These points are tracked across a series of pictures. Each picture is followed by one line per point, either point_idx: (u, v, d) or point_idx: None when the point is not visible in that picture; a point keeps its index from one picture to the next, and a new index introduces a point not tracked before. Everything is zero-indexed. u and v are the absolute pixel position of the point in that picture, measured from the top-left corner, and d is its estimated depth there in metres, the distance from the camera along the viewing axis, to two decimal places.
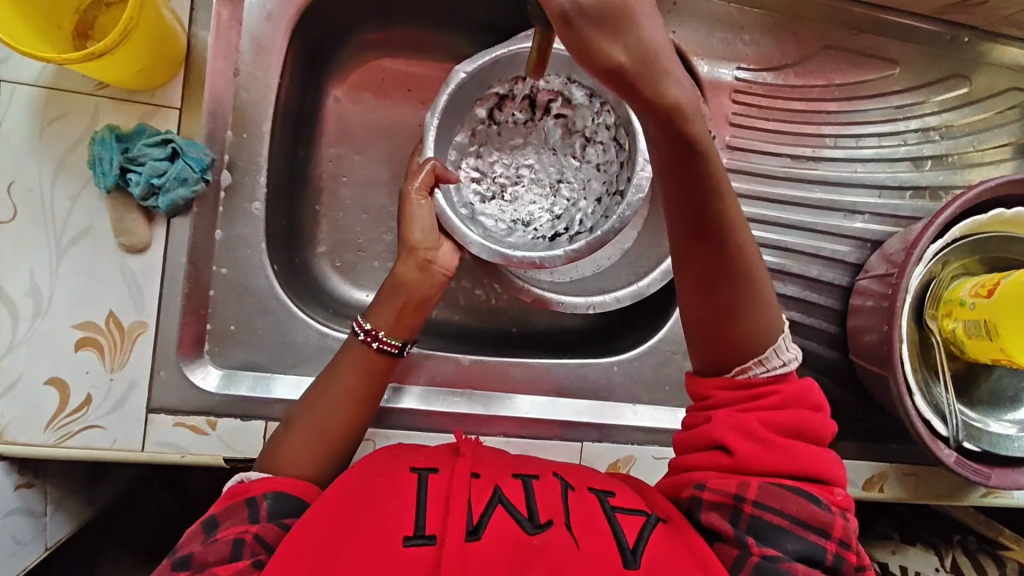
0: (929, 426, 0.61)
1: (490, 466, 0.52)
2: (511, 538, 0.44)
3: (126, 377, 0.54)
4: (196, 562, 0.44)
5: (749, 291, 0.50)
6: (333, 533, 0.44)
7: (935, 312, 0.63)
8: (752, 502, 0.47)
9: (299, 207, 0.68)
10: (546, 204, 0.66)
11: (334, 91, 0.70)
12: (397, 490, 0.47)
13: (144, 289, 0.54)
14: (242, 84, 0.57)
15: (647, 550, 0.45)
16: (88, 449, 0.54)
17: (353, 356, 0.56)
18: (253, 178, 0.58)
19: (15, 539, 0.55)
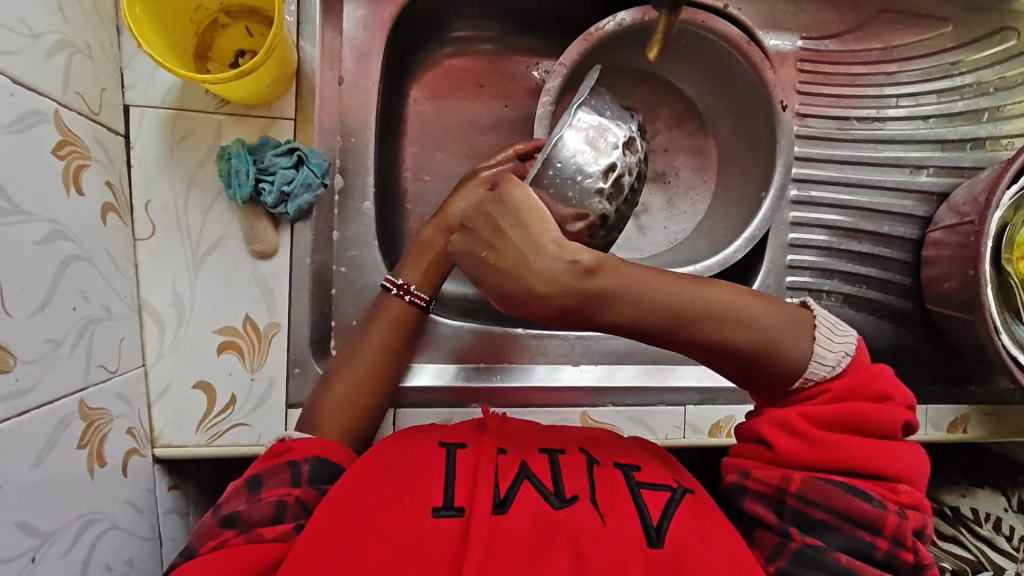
0: (1017, 363, 0.65)
1: (517, 441, 0.53)
2: (536, 511, 0.46)
3: (266, 376, 0.57)
4: (240, 522, 0.45)
5: (758, 340, 0.47)
6: (356, 497, 0.45)
7: (1011, 255, 0.65)
8: (795, 495, 0.47)
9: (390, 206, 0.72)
10: None
11: (412, 92, 0.74)
12: (430, 466, 0.49)
13: (275, 291, 0.57)
14: (347, 92, 0.60)
15: (670, 527, 0.47)
16: (237, 446, 0.56)
17: (388, 313, 0.58)
18: (363, 179, 0.61)
19: (172, 538, 0.59)
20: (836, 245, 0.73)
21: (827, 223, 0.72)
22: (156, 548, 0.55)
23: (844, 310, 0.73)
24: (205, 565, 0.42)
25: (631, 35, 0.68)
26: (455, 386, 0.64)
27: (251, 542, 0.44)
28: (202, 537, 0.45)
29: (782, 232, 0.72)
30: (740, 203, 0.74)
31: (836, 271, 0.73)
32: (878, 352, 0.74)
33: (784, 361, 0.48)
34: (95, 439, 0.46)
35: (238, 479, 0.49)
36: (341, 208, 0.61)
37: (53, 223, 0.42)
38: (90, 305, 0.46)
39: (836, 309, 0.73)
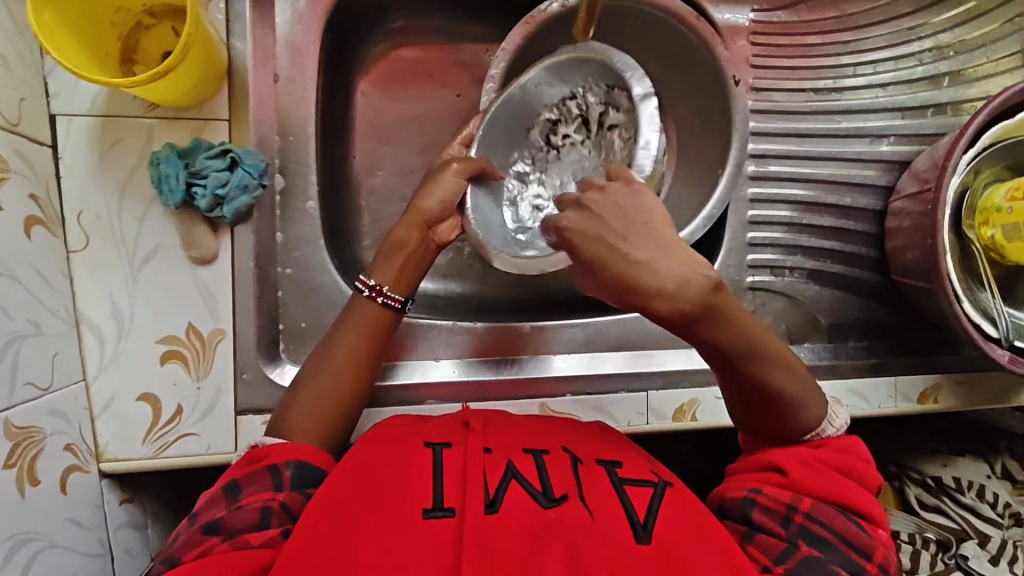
0: (980, 330, 0.64)
1: (501, 440, 0.53)
2: (526, 509, 0.46)
3: (213, 384, 0.56)
4: (223, 529, 0.45)
5: (797, 393, 0.53)
6: (343, 501, 0.45)
7: (973, 222, 0.64)
8: (805, 513, 0.49)
9: (342, 204, 0.71)
10: None
11: (359, 86, 0.72)
12: (413, 465, 0.48)
13: (217, 298, 0.56)
14: (283, 89, 0.58)
15: (656, 522, 0.47)
16: (186, 456, 0.56)
17: (359, 312, 0.57)
18: (305, 178, 0.59)
19: (127, 551, 0.58)
20: (798, 220, 0.71)
21: (788, 197, 0.71)
22: (107, 563, 0.54)
23: (809, 286, 0.72)
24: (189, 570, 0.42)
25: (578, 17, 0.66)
26: (411, 384, 0.64)
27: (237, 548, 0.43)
28: (184, 546, 0.44)
29: (742, 209, 0.70)
30: (698, 183, 0.73)
31: (800, 246, 0.72)
32: (845, 327, 0.73)
33: (803, 415, 0.53)
34: (25, 460, 0.45)
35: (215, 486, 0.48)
36: (282, 210, 0.59)
37: None
38: (15, 322, 0.45)
39: (801, 285, 0.72)
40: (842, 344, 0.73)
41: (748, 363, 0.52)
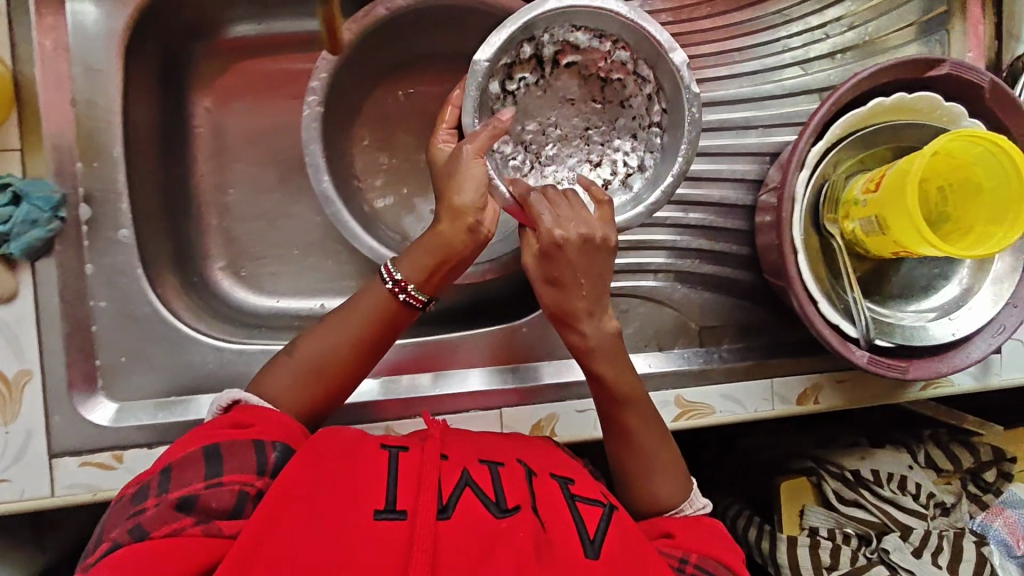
0: (842, 329, 0.79)
1: (459, 451, 0.85)
2: (477, 514, 0.75)
3: (21, 428, 0.79)
4: (199, 506, 0.70)
5: (661, 491, 0.86)
6: (308, 510, 0.71)
7: (836, 217, 0.82)
8: (693, 566, 0.78)
9: (185, 223, 0.98)
10: (584, 154, 1.01)
11: (201, 101, 0.99)
12: (381, 468, 0.78)
13: (19, 336, 0.79)
14: (83, 114, 0.83)
15: (600, 541, 0.77)
16: (27, 500, 0.79)
17: (374, 293, 0.89)
18: (115, 205, 0.84)
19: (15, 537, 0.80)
20: (678, 216, 0.86)
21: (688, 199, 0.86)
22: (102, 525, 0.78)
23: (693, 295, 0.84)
24: (164, 547, 0.67)
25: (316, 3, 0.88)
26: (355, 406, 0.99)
27: (209, 534, 0.69)
28: (161, 517, 0.69)
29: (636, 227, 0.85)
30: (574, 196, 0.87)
31: (690, 248, 0.87)
32: None
33: (667, 498, 0.86)
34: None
35: (198, 447, 0.75)
36: (91, 243, 0.83)
37: None
38: None
39: None
40: None
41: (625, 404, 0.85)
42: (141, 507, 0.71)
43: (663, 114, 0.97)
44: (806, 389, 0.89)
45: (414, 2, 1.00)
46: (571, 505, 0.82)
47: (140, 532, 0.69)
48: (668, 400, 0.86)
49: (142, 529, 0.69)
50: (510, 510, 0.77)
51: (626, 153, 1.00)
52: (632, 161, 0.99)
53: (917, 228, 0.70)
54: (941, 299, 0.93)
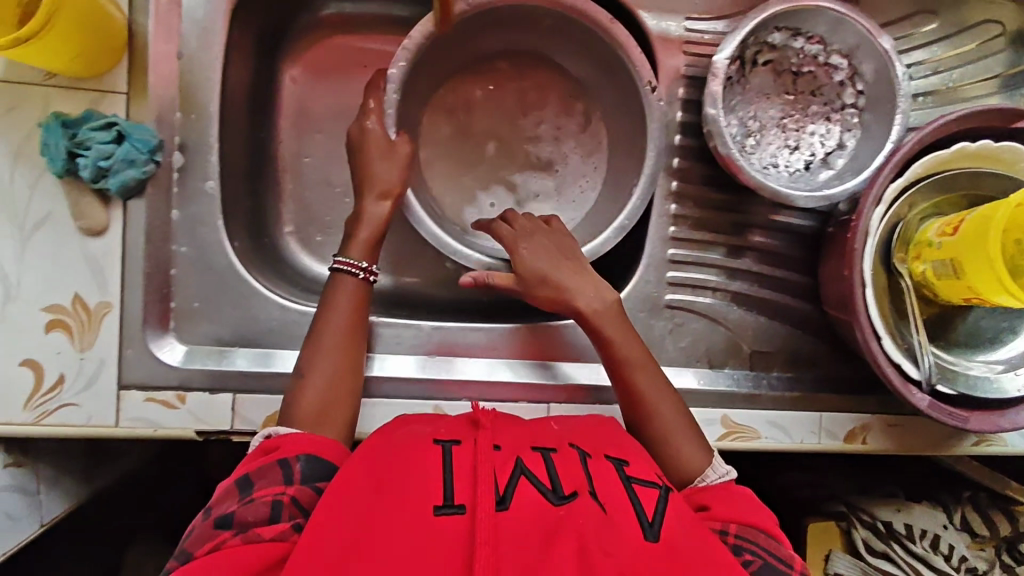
0: (899, 368, 0.59)
1: (509, 436, 0.53)
2: (534, 506, 0.46)
3: (95, 357, 0.56)
4: (236, 521, 0.46)
5: (677, 444, 0.59)
6: (359, 497, 0.46)
7: (905, 253, 0.60)
8: (733, 535, 0.52)
9: (263, 181, 0.70)
10: (790, 142, 0.66)
11: (289, 70, 0.71)
12: (423, 462, 0.48)
13: (106, 271, 0.56)
14: (185, 69, 0.58)
15: (663, 520, 0.48)
16: (65, 428, 0.56)
17: (340, 292, 0.59)
18: (203, 155, 0.58)
19: (5, 515, 0.60)
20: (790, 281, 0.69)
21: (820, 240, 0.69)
22: None
23: (732, 309, 0.68)
24: (205, 563, 0.44)
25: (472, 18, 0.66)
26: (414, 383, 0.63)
27: (251, 542, 0.45)
28: (199, 539, 0.46)
29: (663, 224, 0.66)
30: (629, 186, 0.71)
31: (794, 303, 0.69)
32: (770, 356, 0.69)
33: (685, 463, 0.59)
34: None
35: (229, 479, 0.50)
36: (181, 187, 0.58)
37: None
38: None
39: (723, 309, 0.68)
40: (763, 373, 0.68)
41: (647, 384, 0.61)
42: (184, 539, 0.47)
43: (866, 99, 0.64)
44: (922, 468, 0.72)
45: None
46: (626, 488, 0.50)
47: (184, 559, 0.46)
48: (711, 418, 0.66)
49: (186, 557, 0.46)
50: (571, 497, 0.47)
51: (821, 135, 0.65)
52: (829, 143, 0.65)
53: (1001, 272, 0.52)
54: (1013, 352, 0.62)
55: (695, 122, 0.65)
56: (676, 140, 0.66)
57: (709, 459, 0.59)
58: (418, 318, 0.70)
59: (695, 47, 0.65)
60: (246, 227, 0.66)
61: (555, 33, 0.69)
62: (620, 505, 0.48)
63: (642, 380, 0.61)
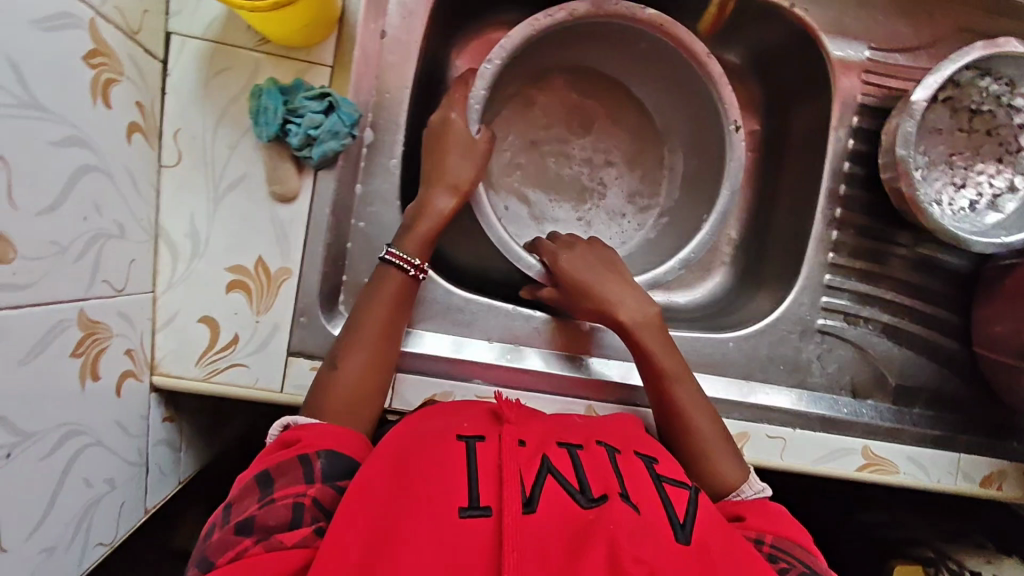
0: None
1: (533, 433, 0.51)
2: (563, 505, 0.44)
3: (271, 321, 0.57)
4: (256, 526, 0.43)
5: (710, 458, 0.57)
6: (379, 499, 0.44)
7: None
8: (770, 544, 0.49)
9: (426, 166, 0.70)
10: (957, 179, 0.66)
11: (456, 61, 0.71)
12: (445, 457, 0.46)
13: (291, 237, 0.57)
14: (387, 46, 0.59)
15: (694, 524, 0.47)
16: (234, 386, 0.57)
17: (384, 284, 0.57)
18: (393, 137, 0.60)
19: (160, 468, 0.59)
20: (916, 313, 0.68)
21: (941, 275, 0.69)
22: (142, 475, 0.55)
23: (881, 341, 0.67)
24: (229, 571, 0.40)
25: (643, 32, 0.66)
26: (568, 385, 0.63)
27: (269, 550, 0.42)
28: (217, 550, 0.43)
29: (822, 249, 0.67)
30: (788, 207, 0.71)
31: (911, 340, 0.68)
32: (913, 391, 0.68)
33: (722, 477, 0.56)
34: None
35: (246, 479, 0.47)
36: (368, 162, 0.60)
37: (71, 129, 0.40)
38: (100, 219, 0.45)
39: (872, 339, 0.67)
40: (906, 408, 0.68)
41: (689, 403, 0.59)
42: (204, 544, 0.44)
43: None
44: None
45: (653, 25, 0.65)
46: (659, 488, 0.48)
47: (205, 567, 0.42)
48: (851, 448, 0.65)
49: (207, 565, 0.43)
50: (602, 499, 0.45)
51: (990, 175, 0.65)
52: (997, 184, 0.65)
53: None
54: None
55: (864, 151, 0.66)
56: (845, 168, 0.66)
57: (747, 476, 0.57)
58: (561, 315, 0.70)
59: (875, 78, 0.65)
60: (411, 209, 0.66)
61: (651, 63, 0.69)
62: (654, 508, 0.46)
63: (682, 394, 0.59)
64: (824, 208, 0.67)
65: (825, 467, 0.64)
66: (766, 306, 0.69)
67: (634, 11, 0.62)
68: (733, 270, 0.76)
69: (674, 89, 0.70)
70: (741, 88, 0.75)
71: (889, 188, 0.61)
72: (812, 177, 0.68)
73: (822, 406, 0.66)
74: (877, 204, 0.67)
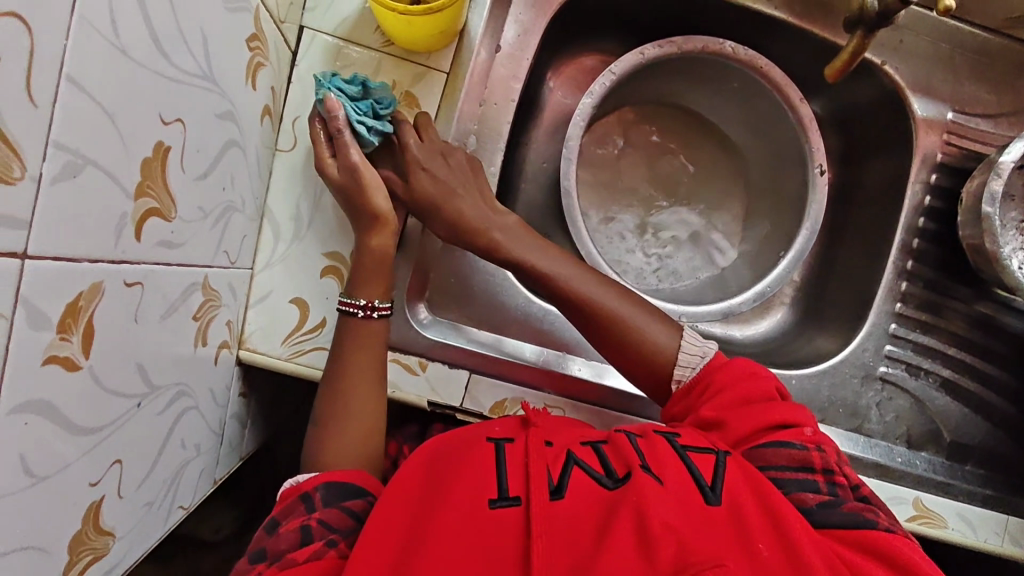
0: None
1: (561, 434, 0.51)
2: (588, 489, 0.44)
3: None
4: (270, 553, 0.44)
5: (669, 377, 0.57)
6: (417, 505, 0.45)
7: None
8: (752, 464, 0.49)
9: (511, 178, 0.72)
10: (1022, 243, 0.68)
11: (550, 81, 0.74)
12: (472, 455, 0.47)
13: None
14: (500, 60, 0.62)
15: (726, 486, 0.45)
16: (315, 369, 0.58)
17: (357, 334, 0.55)
18: (494, 145, 0.63)
19: (230, 442, 0.60)
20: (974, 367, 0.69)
21: (1004, 331, 0.70)
22: (218, 446, 0.56)
23: (940, 396, 0.69)
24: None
25: (725, 74, 0.68)
26: (634, 404, 0.64)
27: (285, 568, 0.43)
28: None
29: (891, 298, 0.68)
30: (857, 253, 0.73)
31: (966, 392, 0.69)
32: (967, 449, 0.69)
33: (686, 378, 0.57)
34: (159, 179, 0.35)
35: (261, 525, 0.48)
36: None
37: (228, 104, 0.43)
38: (231, 192, 0.47)
39: (932, 393, 0.69)
40: (958, 465, 0.69)
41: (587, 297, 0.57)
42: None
43: None
44: None
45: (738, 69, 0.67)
46: (681, 457, 0.47)
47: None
48: (904, 497, 0.65)
49: None
50: (627, 478, 0.45)
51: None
52: None
53: None
54: None
55: (940, 208, 0.68)
56: (919, 223, 0.68)
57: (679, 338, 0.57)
58: None
59: (956, 140, 0.68)
60: None
61: (735, 99, 0.71)
62: (679, 474, 0.45)
63: (580, 289, 0.57)
64: (896, 259, 0.69)
65: None
66: (830, 349, 0.70)
67: (734, 52, 0.65)
68: (795, 311, 0.77)
69: (759, 131, 0.72)
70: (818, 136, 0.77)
71: (968, 245, 0.64)
72: (886, 229, 0.70)
73: (877, 453, 0.67)
74: (948, 262, 0.69)
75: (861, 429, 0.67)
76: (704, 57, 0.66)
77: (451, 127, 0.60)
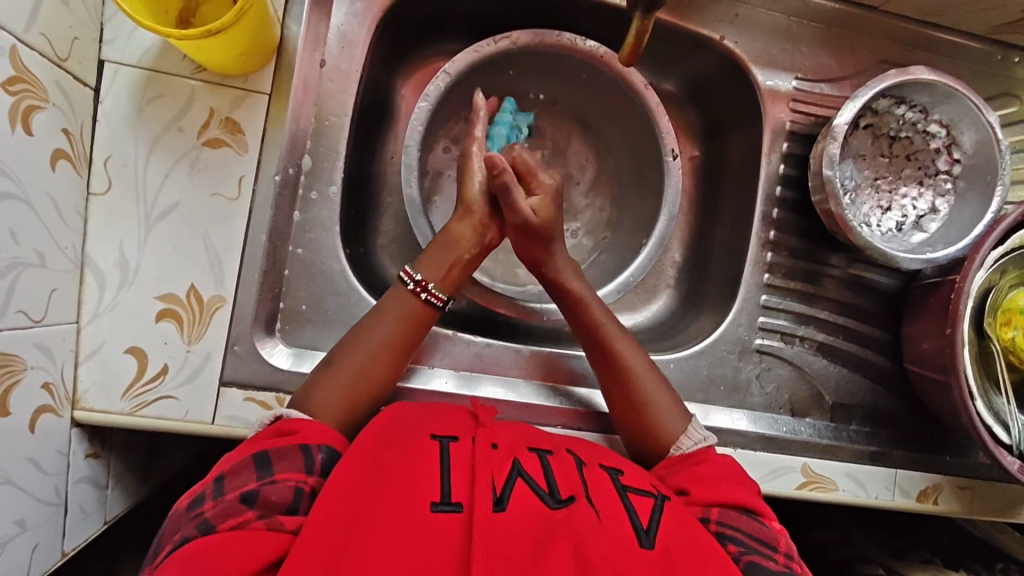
0: (992, 433, 0.61)
1: (504, 437, 0.49)
2: (531, 508, 0.42)
3: (203, 350, 0.55)
4: (258, 501, 0.42)
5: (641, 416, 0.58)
6: (354, 500, 0.41)
7: (994, 320, 0.62)
8: (717, 522, 0.49)
9: (370, 192, 0.70)
10: (875, 200, 0.69)
11: (402, 89, 0.72)
12: (415, 458, 0.44)
13: (225, 265, 0.56)
14: (327, 75, 0.60)
15: (659, 531, 0.44)
16: (161, 419, 0.54)
17: (397, 300, 0.58)
18: (332, 163, 0.61)
19: (82, 508, 0.56)
20: (847, 327, 0.70)
21: (872, 286, 0.71)
22: (61, 515, 0.52)
23: (818, 359, 0.70)
24: (228, 545, 0.39)
25: (571, 66, 0.68)
26: (511, 408, 0.62)
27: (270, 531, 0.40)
28: (219, 517, 0.41)
29: (759, 269, 0.69)
30: (727, 227, 0.73)
31: (842, 353, 0.70)
32: (850, 408, 0.70)
33: (659, 423, 0.58)
34: None
35: (248, 452, 0.45)
36: (309, 192, 0.61)
37: None
38: (16, 247, 0.44)
39: (809, 357, 0.69)
40: (844, 426, 0.69)
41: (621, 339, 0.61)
42: (199, 513, 0.42)
43: (963, 167, 0.67)
44: (928, 488, 0.68)
45: (579, 60, 0.66)
46: (620, 496, 0.46)
47: (207, 531, 0.40)
48: (792, 466, 0.65)
49: (205, 529, 0.41)
50: (569, 501, 0.44)
51: (913, 198, 0.68)
52: (920, 206, 0.68)
53: None
54: None
55: (796, 176, 0.69)
56: (777, 192, 0.69)
57: (688, 423, 0.58)
58: (506, 338, 0.69)
59: (802, 107, 0.69)
60: (351, 235, 0.66)
61: (586, 88, 0.70)
62: (618, 513, 0.44)
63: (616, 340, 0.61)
64: (759, 231, 0.69)
65: (765, 486, 0.64)
66: (708, 326, 0.70)
67: (575, 42, 0.64)
68: (678, 292, 0.77)
69: (618, 117, 0.71)
70: (678, 116, 0.78)
71: (820, 211, 0.65)
72: (748, 201, 0.70)
73: (761, 425, 0.67)
74: (810, 229, 0.70)
75: (743, 402, 0.68)
76: (543, 50, 0.65)
77: (278, 152, 0.58)
